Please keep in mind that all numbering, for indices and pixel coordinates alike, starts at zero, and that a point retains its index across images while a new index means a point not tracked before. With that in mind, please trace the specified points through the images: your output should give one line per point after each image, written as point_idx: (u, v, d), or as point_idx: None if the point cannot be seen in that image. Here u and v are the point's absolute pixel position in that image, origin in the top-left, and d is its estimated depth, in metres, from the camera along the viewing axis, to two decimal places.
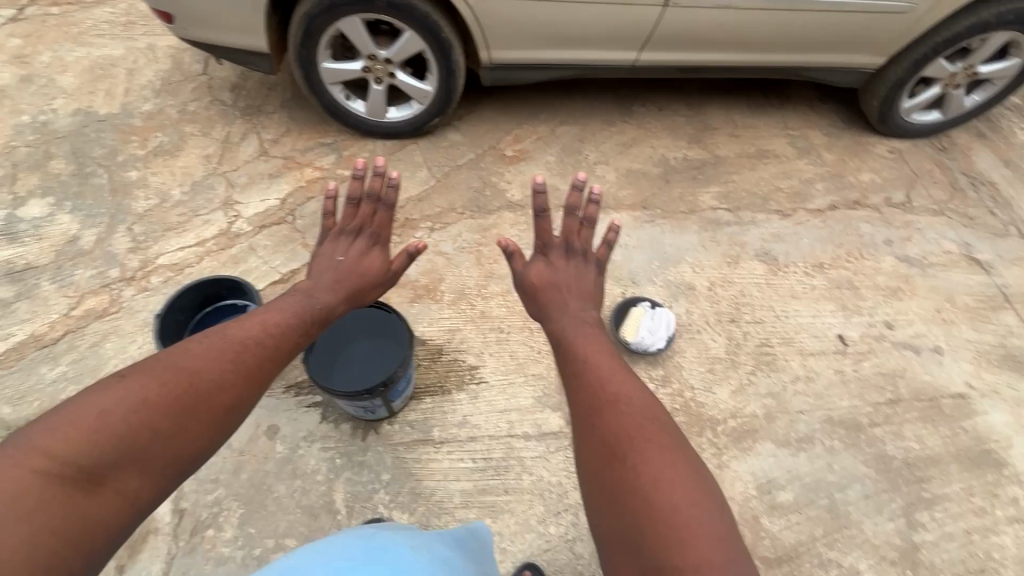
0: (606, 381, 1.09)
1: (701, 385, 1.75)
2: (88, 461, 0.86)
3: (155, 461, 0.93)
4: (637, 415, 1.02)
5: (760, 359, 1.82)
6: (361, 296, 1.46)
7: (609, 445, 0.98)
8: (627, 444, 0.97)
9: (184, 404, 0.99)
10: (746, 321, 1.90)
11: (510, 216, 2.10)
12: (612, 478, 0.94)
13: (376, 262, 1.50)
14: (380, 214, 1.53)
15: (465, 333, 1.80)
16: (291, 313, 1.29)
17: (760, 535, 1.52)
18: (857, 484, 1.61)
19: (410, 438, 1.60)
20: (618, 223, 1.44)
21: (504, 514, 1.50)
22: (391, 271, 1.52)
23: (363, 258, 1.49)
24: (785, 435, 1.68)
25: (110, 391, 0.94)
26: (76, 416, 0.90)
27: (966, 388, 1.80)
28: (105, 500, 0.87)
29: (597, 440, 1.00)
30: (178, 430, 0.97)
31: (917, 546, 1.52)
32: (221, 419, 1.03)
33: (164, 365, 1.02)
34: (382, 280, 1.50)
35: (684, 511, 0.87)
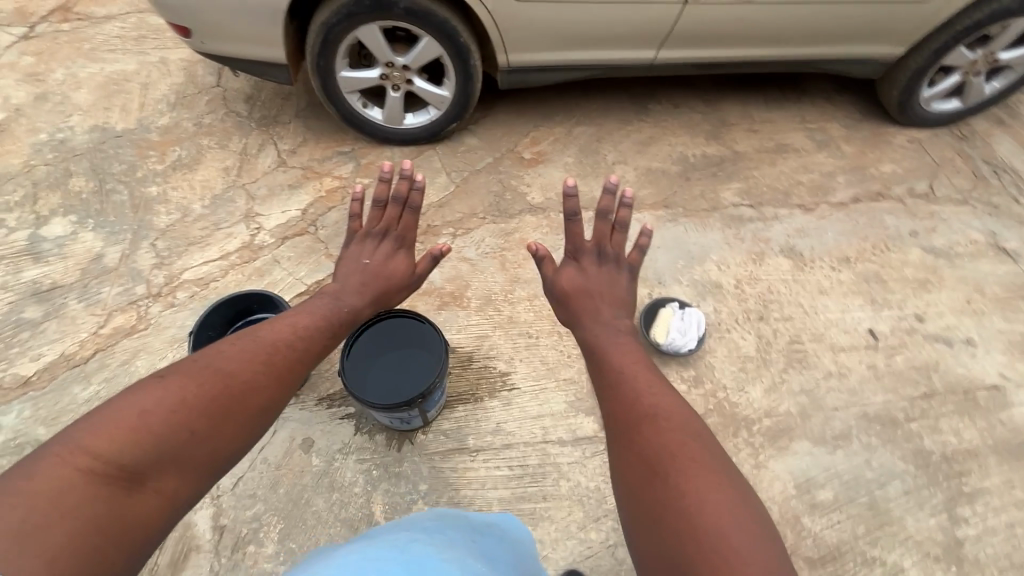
0: (644, 393, 1.06)
1: (733, 384, 1.74)
2: (128, 461, 0.83)
3: (193, 462, 0.90)
4: (677, 430, 0.98)
5: (791, 357, 1.80)
6: (386, 299, 1.46)
7: (648, 460, 0.94)
8: (668, 461, 0.92)
9: (221, 404, 0.96)
10: (775, 318, 1.89)
11: (531, 219, 2.09)
12: (652, 495, 0.90)
13: (401, 265, 1.50)
14: (406, 217, 1.53)
15: (494, 339, 1.80)
16: (320, 316, 1.28)
17: (802, 535, 1.51)
18: (896, 481, 1.59)
19: (446, 447, 1.59)
20: (650, 228, 1.43)
21: (544, 521, 1.50)
22: (416, 273, 1.52)
23: (389, 262, 1.49)
24: (821, 433, 1.66)
25: (148, 390, 0.91)
26: (115, 415, 0.86)
27: (1000, 379, 1.78)
28: (146, 501, 0.83)
29: (636, 454, 0.96)
30: (216, 430, 0.94)
31: (961, 541, 1.51)
32: (255, 420, 1.01)
33: (200, 366, 1.00)
34: (406, 283, 1.50)
35: (731, 534, 0.82)
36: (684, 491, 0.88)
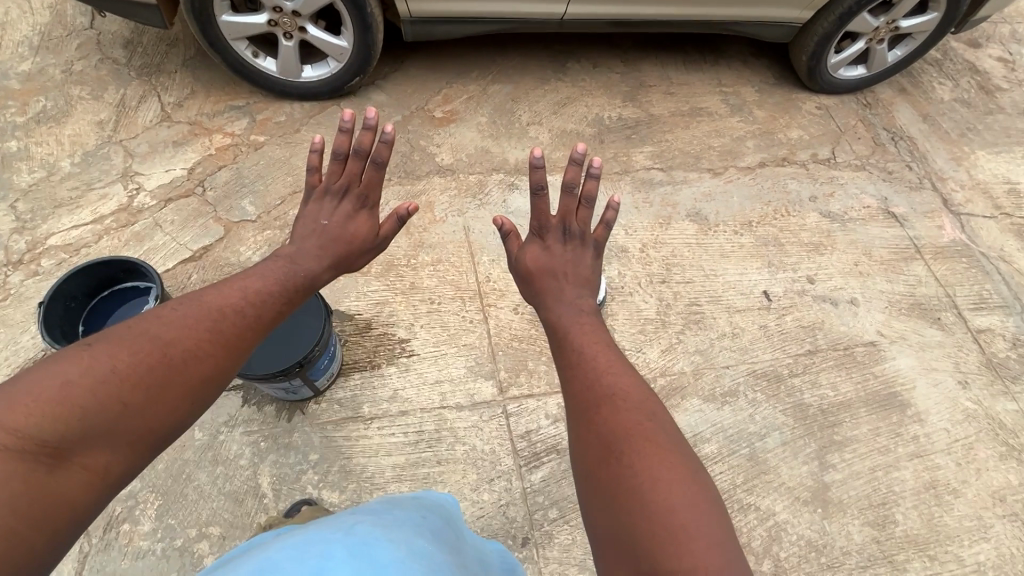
0: (607, 371, 0.99)
1: (632, 346, 1.79)
2: (53, 434, 0.71)
3: (130, 433, 0.78)
4: (636, 410, 0.91)
5: (687, 318, 1.86)
6: (348, 264, 1.30)
7: (607, 442, 0.88)
8: (627, 441, 0.86)
9: (160, 375, 0.83)
10: (676, 282, 1.93)
11: (439, 181, 2.02)
12: (609, 478, 0.84)
13: (367, 229, 1.33)
14: (368, 174, 1.33)
15: (395, 306, 1.75)
16: (274, 280, 1.11)
17: None
18: (775, 433, 1.69)
19: (339, 416, 1.56)
20: (618, 201, 1.31)
21: (436, 485, 1.50)
22: (380, 236, 1.36)
23: (354, 224, 1.32)
24: (710, 391, 1.74)
25: (74, 358, 0.78)
26: (36, 385, 0.73)
27: (877, 336, 1.90)
28: (72, 478, 0.71)
29: (594, 436, 0.90)
30: (155, 397, 0.81)
31: (828, 485, 1.63)
32: (200, 392, 0.87)
33: (135, 333, 0.85)
34: (370, 246, 1.34)
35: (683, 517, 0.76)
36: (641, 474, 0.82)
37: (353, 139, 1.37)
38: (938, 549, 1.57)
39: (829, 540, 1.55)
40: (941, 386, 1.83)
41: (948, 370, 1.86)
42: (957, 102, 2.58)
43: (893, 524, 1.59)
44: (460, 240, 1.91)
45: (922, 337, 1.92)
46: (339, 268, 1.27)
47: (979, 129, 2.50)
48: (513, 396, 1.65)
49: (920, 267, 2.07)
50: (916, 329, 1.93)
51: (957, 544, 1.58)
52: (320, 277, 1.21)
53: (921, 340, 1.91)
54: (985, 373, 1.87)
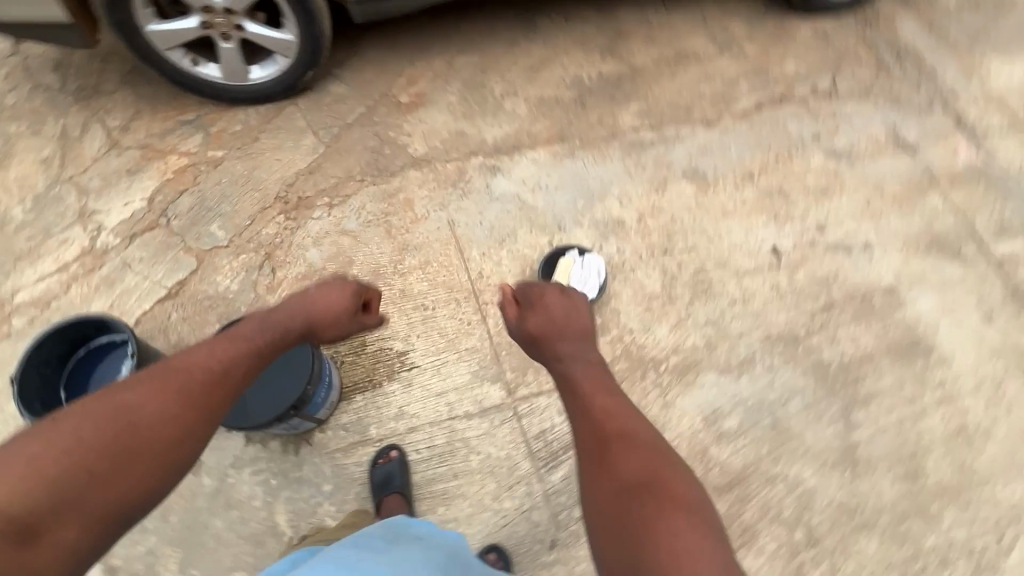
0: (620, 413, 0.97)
1: (639, 326, 1.71)
2: (28, 508, 0.78)
3: (97, 501, 0.84)
4: (647, 451, 0.90)
5: (694, 288, 1.77)
6: (315, 331, 1.28)
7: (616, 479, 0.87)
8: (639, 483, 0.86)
9: (125, 446, 0.89)
10: (679, 250, 1.83)
11: (415, 174, 1.89)
12: (614, 511, 0.84)
13: (340, 314, 1.31)
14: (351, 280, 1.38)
15: (388, 317, 1.67)
16: (244, 344, 1.12)
17: (710, 465, 1.55)
18: (797, 398, 1.63)
19: (347, 442, 1.51)
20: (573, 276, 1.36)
21: (456, 500, 1.47)
22: (355, 319, 1.36)
23: (328, 293, 1.31)
24: (726, 362, 1.67)
25: (44, 434, 0.85)
26: (10, 461, 0.80)
27: (895, 280, 1.81)
28: (51, 546, 0.78)
29: (603, 475, 0.89)
30: (126, 462, 0.88)
31: (855, 444, 1.58)
32: (163, 459, 0.92)
33: (105, 404, 0.91)
34: (342, 327, 1.33)
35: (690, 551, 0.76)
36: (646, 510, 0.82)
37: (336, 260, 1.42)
38: (971, 494, 1.54)
39: (859, 499, 1.53)
40: (965, 325, 1.75)
41: (971, 306, 1.78)
42: (965, 5, 2.35)
43: (924, 475, 1.56)
44: (446, 237, 1.80)
45: (942, 275, 1.82)
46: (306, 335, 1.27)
47: (991, 33, 2.29)
48: (523, 396, 1.59)
49: (936, 199, 1.94)
50: (936, 266, 1.83)
51: (990, 487, 1.55)
52: (287, 339, 1.20)
53: (941, 278, 1.81)
54: (1010, 305, 1.79)
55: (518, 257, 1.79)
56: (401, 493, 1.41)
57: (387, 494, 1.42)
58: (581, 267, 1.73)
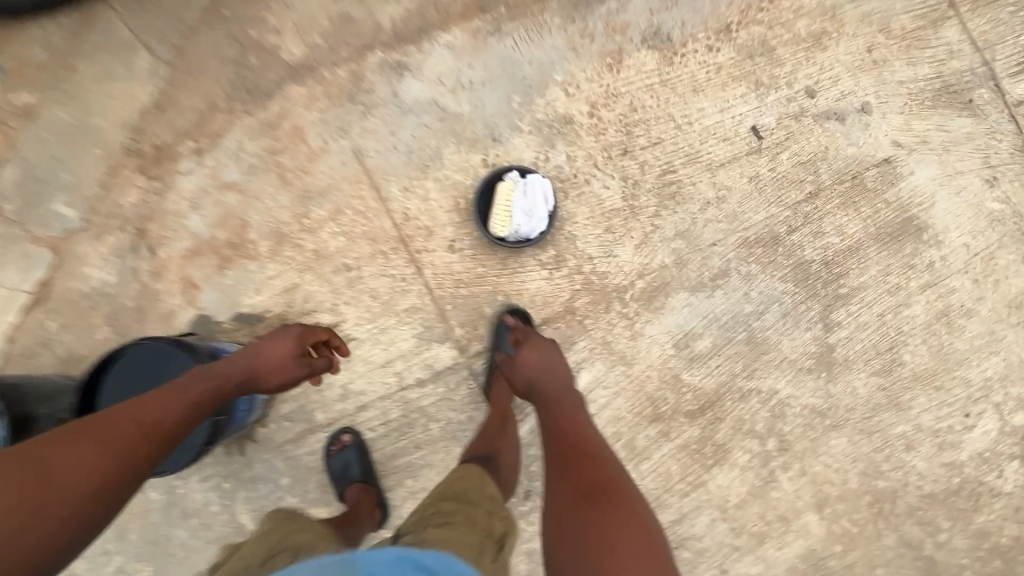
0: (597, 453, 1.05)
1: (600, 252, 1.48)
2: None
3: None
4: (620, 488, 0.97)
5: (660, 195, 1.50)
6: (257, 377, 1.15)
7: (588, 508, 0.94)
8: (601, 495, 0.96)
9: (33, 503, 0.73)
10: (642, 148, 1.50)
11: (298, 91, 1.45)
12: (579, 520, 0.93)
13: (286, 362, 1.19)
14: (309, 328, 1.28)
15: (308, 287, 1.42)
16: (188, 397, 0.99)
17: (682, 392, 1.47)
18: (775, 306, 1.49)
19: (295, 433, 1.39)
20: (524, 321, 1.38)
21: (423, 470, 1.40)
22: (303, 360, 1.22)
23: (275, 344, 1.19)
24: (698, 278, 1.49)
25: None
26: None
27: (892, 149, 1.54)
28: None
29: (577, 503, 0.96)
30: (30, 522, 0.72)
31: (833, 346, 1.49)
32: (81, 516, 0.76)
33: (16, 451, 0.76)
34: (288, 370, 1.19)
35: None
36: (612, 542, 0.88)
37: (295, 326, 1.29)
38: (945, 377, 1.51)
39: (833, 400, 1.49)
40: (964, 193, 1.54)
41: (975, 168, 1.54)
42: None
43: (899, 366, 1.50)
44: (356, 174, 1.44)
45: (947, 134, 1.54)
46: (249, 385, 1.14)
47: None
48: (477, 353, 1.43)
49: (953, 31, 1.56)
50: (942, 124, 1.54)
51: (964, 367, 1.51)
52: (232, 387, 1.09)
53: (946, 139, 1.54)
54: (1018, 160, 1.55)
55: (449, 186, 1.46)
56: (363, 482, 1.32)
57: (347, 487, 1.32)
58: (524, 193, 1.41)
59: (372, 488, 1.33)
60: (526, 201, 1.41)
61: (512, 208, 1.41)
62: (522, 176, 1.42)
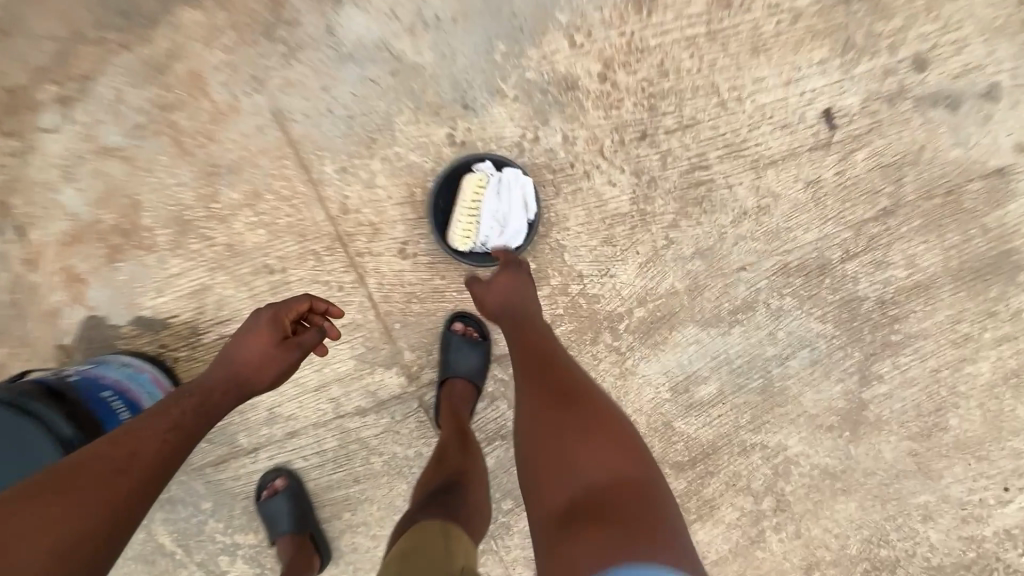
0: (568, 364, 0.91)
1: (594, 269, 1.15)
2: None
3: None
4: (602, 400, 0.84)
5: (682, 199, 1.13)
6: (244, 378, 0.90)
7: (566, 422, 0.80)
8: (579, 408, 0.82)
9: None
10: (667, 131, 1.11)
11: (197, 20, 1.05)
12: (555, 439, 0.79)
13: (278, 356, 0.92)
14: (293, 308, 0.95)
15: (221, 289, 1.13)
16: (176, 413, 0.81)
17: (672, 441, 1.23)
18: (804, 351, 1.20)
19: (215, 456, 1.20)
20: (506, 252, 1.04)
21: (363, 505, 1.22)
22: (290, 343, 0.94)
23: (249, 335, 0.92)
24: (714, 310, 1.17)
25: None
26: None
27: (1010, 157, 1.13)
28: None
29: (551, 415, 0.82)
30: None
31: (865, 403, 1.22)
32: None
33: None
34: (278, 361, 0.92)
35: (641, 503, 0.71)
36: (595, 461, 0.75)
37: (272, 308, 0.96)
38: (993, 448, 1.25)
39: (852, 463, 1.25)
40: None
41: None
42: None
43: (941, 432, 1.24)
44: (277, 145, 1.08)
45: None
46: (241, 392, 0.90)
47: None
48: (429, 382, 1.18)
49: None
50: None
51: (1021, 438, 1.24)
52: (219, 398, 0.86)
53: None
54: None
55: (402, 169, 1.10)
56: (292, 535, 1.15)
57: (278, 539, 1.16)
58: (497, 198, 1.06)
59: (307, 533, 1.17)
60: (500, 209, 1.06)
61: (480, 215, 1.07)
62: (498, 175, 1.07)
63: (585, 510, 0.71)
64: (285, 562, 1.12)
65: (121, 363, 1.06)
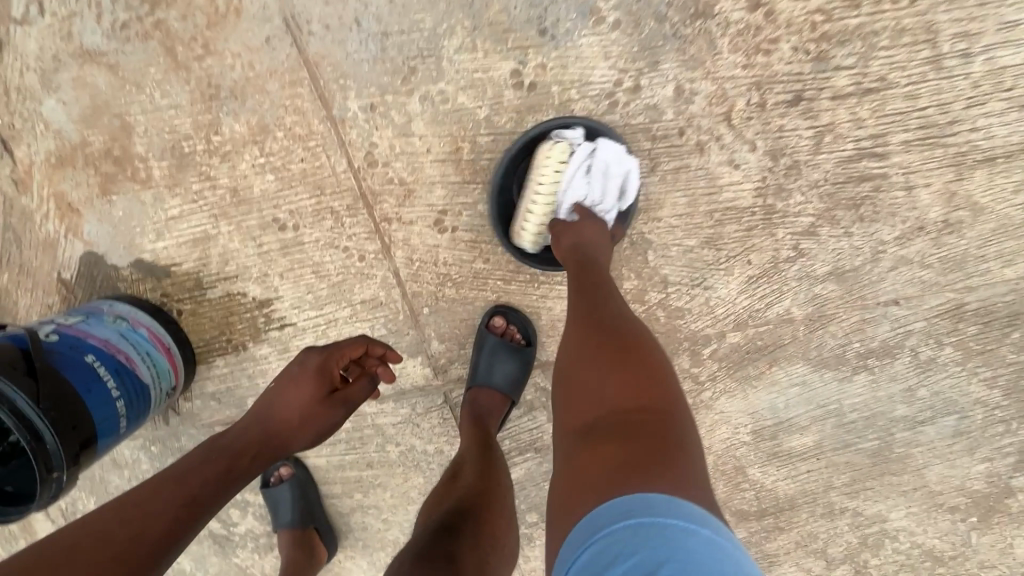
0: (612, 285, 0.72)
1: (685, 275, 0.86)
2: None
3: None
4: (645, 333, 0.64)
5: (830, 198, 0.80)
6: (281, 439, 0.79)
7: (579, 342, 0.64)
8: (615, 339, 0.63)
9: None
10: (835, 96, 0.76)
11: None
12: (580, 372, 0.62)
13: (324, 416, 0.81)
14: (344, 352, 0.85)
15: (225, 240, 0.95)
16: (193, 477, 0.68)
17: (740, 488, 0.98)
18: (948, 417, 0.90)
19: (223, 416, 1.09)
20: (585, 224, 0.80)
21: (375, 489, 1.10)
22: (337, 398, 0.83)
23: (291, 386, 0.80)
24: (836, 350, 0.88)
25: None
26: None
27: None
28: None
29: (567, 336, 0.67)
30: None
31: (1012, 491, 0.93)
32: None
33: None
34: (321, 421, 0.81)
35: (661, 432, 0.54)
36: (609, 378, 0.59)
37: (318, 352, 0.84)
38: None
39: (979, 563, 0.96)
40: None
41: None
42: None
43: None
44: (290, 64, 0.84)
45: None
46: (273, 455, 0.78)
47: None
48: (459, 379, 1.00)
49: None
50: None
51: None
52: (249, 462, 0.74)
53: None
54: None
55: (449, 115, 0.83)
56: (292, 529, 1.07)
57: (280, 529, 1.09)
58: (586, 186, 0.80)
59: (309, 527, 1.08)
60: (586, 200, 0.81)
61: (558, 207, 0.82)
62: (592, 154, 0.78)
63: (590, 437, 0.56)
64: (285, 555, 1.06)
65: (114, 317, 0.93)
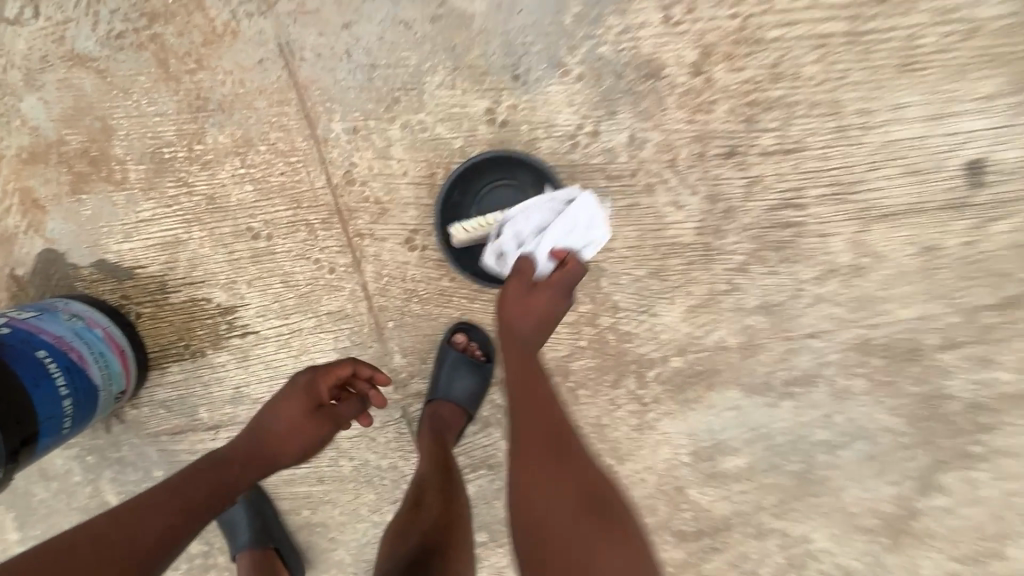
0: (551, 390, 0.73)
1: (634, 302, 0.95)
2: None
3: None
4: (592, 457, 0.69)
5: (759, 240, 0.91)
6: (271, 454, 0.79)
7: (551, 468, 0.65)
8: (580, 467, 0.66)
9: None
10: (762, 153, 0.89)
11: None
12: (552, 507, 0.62)
13: (314, 430, 0.82)
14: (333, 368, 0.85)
15: (196, 246, 0.97)
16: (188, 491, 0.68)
17: (679, 508, 1.05)
18: (861, 442, 1.00)
19: (172, 425, 1.07)
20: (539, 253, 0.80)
21: (324, 506, 1.10)
22: (325, 414, 0.84)
23: (281, 402, 0.82)
24: (764, 377, 0.98)
25: None
26: None
27: None
28: None
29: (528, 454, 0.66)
30: None
31: (918, 514, 1.03)
32: None
33: None
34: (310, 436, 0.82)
35: (618, 527, 0.63)
36: (586, 516, 0.62)
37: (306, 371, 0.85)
38: None
39: None
40: None
41: None
42: None
43: (998, 560, 1.03)
44: (281, 86, 0.90)
45: None
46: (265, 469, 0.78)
47: None
48: (418, 394, 1.03)
49: None
50: None
51: None
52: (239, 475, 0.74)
53: None
54: None
55: (427, 143, 0.91)
56: (250, 550, 1.04)
57: (237, 553, 1.06)
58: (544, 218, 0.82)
59: (269, 547, 1.05)
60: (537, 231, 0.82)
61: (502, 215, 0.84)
62: (570, 198, 0.82)
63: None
64: None
65: (70, 315, 0.91)
